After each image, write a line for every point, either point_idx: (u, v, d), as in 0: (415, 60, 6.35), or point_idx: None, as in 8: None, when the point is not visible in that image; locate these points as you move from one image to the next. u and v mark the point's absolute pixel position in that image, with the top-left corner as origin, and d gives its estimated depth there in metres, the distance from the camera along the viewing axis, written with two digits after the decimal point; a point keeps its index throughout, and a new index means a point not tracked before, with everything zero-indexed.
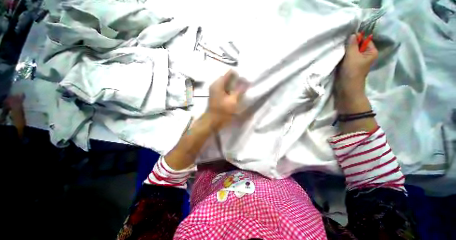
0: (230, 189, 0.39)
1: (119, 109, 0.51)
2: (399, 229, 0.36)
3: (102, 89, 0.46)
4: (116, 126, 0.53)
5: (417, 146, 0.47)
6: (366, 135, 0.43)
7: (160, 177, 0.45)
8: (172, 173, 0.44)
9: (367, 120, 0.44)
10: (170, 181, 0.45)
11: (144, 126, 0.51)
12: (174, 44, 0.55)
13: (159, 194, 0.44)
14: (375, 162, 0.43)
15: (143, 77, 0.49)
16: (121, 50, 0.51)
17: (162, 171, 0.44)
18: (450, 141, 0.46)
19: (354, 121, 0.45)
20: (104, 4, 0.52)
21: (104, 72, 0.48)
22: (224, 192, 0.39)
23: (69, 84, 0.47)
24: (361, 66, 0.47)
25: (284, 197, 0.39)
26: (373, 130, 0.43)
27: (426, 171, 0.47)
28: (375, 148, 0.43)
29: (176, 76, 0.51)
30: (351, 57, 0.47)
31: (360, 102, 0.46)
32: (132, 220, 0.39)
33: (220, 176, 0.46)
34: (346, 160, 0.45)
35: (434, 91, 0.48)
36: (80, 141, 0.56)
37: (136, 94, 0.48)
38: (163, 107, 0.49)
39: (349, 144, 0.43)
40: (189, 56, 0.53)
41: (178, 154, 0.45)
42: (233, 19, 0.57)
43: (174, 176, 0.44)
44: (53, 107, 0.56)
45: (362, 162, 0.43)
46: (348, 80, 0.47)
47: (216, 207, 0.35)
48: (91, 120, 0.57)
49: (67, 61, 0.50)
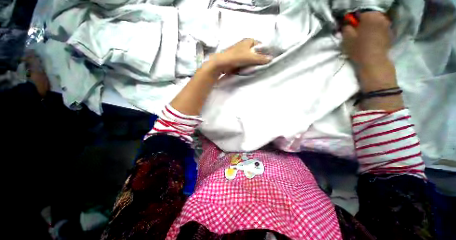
0: (238, 168, 0.37)
1: (128, 73, 0.48)
2: (415, 225, 0.29)
3: (110, 49, 0.43)
4: (126, 91, 0.51)
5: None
6: (383, 114, 0.34)
7: (167, 122, 0.41)
8: (180, 116, 0.41)
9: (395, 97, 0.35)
10: (177, 128, 0.41)
11: (154, 93, 0.48)
12: (186, 3, 0.49)
13: (165, 153, 0.39)
14: (392, 145, 0.34)
15: (151, 40, 0.44)
16: (128, 7, 0.46)
17: (168, 113, 0.41)
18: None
19: (381, 97, 0.35)
20: None
21: (111, 32, 0.45)
22: (232, 169, 0.37)
23: (76, 43, 0.44)
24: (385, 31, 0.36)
25: (296, 181, 0.36)
26: (393, 110, 0.34)
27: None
28: (399, 129, 0.34)
29: (186, 40, 0.46)
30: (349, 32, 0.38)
31: (389, 81, 0.36)
32: (134, 186, 0.36)
33: (228, 150, 0.43)
34: (364, 131, 0.36)
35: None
36: (92, 105, 0.56)
37: (145, 56, 0.44)
38: (172, 73, 0.45)
39: (367, 121, 0.35)
40: (201, 15, 0.46)
41: (191, 98, 0.42)
42: None
43: (181, 121, 0.41)
44: (65, 70, 0.55)
45: (378, 142, 0.35)
46: (371, 43, 0.36)
47: (224, 187, 0.32)
48: (102, 84, 0.56)
49: (74, 20, 0.47)
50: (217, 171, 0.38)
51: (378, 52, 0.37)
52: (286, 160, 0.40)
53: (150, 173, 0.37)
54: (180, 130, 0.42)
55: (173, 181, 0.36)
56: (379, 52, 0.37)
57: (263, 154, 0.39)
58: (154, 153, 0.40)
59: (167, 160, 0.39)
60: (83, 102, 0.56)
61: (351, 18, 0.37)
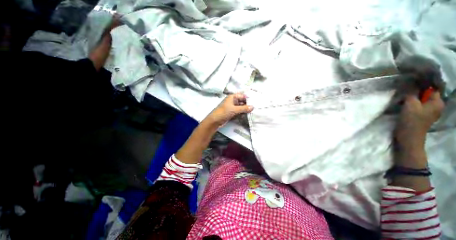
0: (258, 194, 0.43)
1: (183, 76, 0.53)
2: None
3: (179, 54, 0.49)
4: (173, 90, 0.56)
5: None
6: (414, 194, 0.40)
7: (170, 171, 0.52)
8: (182, 166, 0.51)
9: (421, 178, 0.40)
10: (179, 174, 0.51)
11: (198, 100, 0.54)
12: (252, 35, 0.55)
13: (167, 186, 0.49)
14: (419, 224, 0.39)
15: (215, 56, 0.51)
16: (204, 25, 0.53)
17: (173, 163, 0.51)
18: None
19: (414, 176, 0.40)
20: None
21: (186, 40, 0.51)
22: (253, 194, 0.44)
23: (153, 39, 0.50)
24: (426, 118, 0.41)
25: (306, 217, 0.43)
26: (422, 191, 0.39)
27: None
28: (424, 211, 0.39)
29: (243, 64, 0.52)
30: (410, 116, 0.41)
31: (420, 161, 0.41)
32: (148, 201, 0.47)
33: (243, 175, 0.52)
34: (394, 207, 0.41)
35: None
36: (136, 91, 0.60)
37: (207, 67, 0.50)
38: (222, 89, 0.51)
39: (399, 198, 0.40)
40: (261, 50, 0.53)
41: (192, 148, 0.51)
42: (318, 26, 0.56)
43: (184, 169, 0.51)
44: (122, 54, 0.58)
45: (406, 220, 0.40)
46: (419, 120, 0.41)
47: (249, 211, 0.39)
48: (153, 76, 0.61)
49: (154, 18, 0.53)
50: (239, 190, 0.45)
51: (418, 136, 0.41)
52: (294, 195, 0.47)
53: (160, 194, 0.48)
54: (183, 178, 0.51)
55: (178, 200, 0.48)
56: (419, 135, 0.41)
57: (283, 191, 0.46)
58: (161, 187, 0.49)
59: (172, 189, 0.49)
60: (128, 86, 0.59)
61: (424, 98, 0.40)
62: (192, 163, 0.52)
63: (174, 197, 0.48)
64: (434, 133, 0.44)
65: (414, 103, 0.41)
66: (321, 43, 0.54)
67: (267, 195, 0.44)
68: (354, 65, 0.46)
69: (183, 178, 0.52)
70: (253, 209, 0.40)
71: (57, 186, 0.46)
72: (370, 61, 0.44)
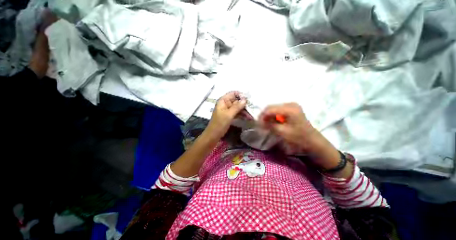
0: (240, 168, 0.37)
1: (138, 62, 0.45)
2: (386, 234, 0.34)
3: (126, 35, 0.41)
4: (130, 82, 0.48)
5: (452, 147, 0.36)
6: (344, 181, 0.36)
7: (164, 183, 0.39)
8: (176, 178, 0.38)
9: (345, 167, 0.36)
10: (171, 188, 0.39)
11: (160, 86, 0.47)
12: (206, 4, 0.49)
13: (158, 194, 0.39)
14: (367, 200, 0.37)
15: (171, 32, 0.44)
16: None
17: (166, 174, 0.39)
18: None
19: (340, 170, 0.36)
20: None
21: (133, 19, 0.43)
22: (234, 170, 0.37)
23: (92, 23, 0.41)
24: (302, 128, 0.36)
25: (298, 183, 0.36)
26: (350, 177, 0.35)
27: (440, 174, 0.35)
28: (358, 188, 0.36)
29: (204, 37, 0.46)
30: (309, 138, 0.36)
31: (335, 155, 0.36)
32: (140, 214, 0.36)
33: (228, 152, 0.43)
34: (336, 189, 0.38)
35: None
36: (89, 93, 0.50)
37: (163, 45, 0.43)
38: (187, 68, 0.44)
39: (334, 186, 0.37)
40: (221, 16, 0.47)
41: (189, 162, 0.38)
42: None
43: (177, 182, 0.38)
44: (62, 50, 0.49)
45: (356, 200, 0.37)
46: (300, 131, 0.36)
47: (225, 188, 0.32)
48: (104, 72, 0.50)
49: (89, 2, 0.45)
50: (219, 172, 0.38)
51: (309, 133, 0.36)
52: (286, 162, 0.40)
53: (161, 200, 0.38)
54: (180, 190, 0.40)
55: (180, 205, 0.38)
56: (313, 133, 0.36)
57: (265, 156, 0.39)
58: (157, 193, 0.39)
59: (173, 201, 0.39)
60: (78, 89, 0.50)
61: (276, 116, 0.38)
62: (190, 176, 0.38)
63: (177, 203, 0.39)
64: (396, 68, 0.42)
65: (276, 125, 0.38)
66: (275, 3, 0.50)
67: (249, 167, 0.37)
68: (295, 29, 0.47)
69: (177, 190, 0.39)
70: (232, 184, 0.33)
71: (41, 221, 0.52)
72: (306, 19, 0.45)
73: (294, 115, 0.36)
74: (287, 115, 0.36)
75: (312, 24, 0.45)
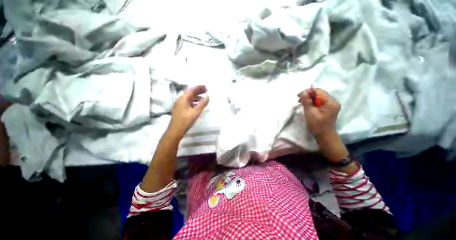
0: (220, 194, 0.41)
1: (98, 124, 0.45)
2: (387, 228, 0.37)
3: (80, 103, 0.43)
4: (95, 146, 0.47)
5: (395, 109, 0.45)
6: (346, 176, 0.42)
7: (138, 205, 0.42)
8: (148, 196, 0.41)
9: (349, 164, 0.42)
10: (149, 206, 0.42)
11: (128, 140, 0.46)
12: (153, 53, 0.52)
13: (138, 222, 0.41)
14: (368, 201, 0.41)
15: (124, 86, 0.45)
16: (97, 61, 0.47)
17: (138, 196, 0.42)
18: (407, 104, 0.45)
19: (346, 166, 0.42)
20: (74, 16, 0.48)
21: (88, 84, 0.45)
22: (215, 199, 0.40)
23: (44, 102, 0.43)
24: (325, 120, 0.41)
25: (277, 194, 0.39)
26: (353, 173, 0.41)
27: (395, 130, 0.44)
28: (359, 187, 0.41)
29: (159, 82, 0.48)
30: (321, 123, 0.41)
31: (339, 151, 0.42)
32: None
33: (213, 180, 0.48)
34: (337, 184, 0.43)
35: (388, 66, 0.46)
36: (54, 171, 0.49)
37: (119, 99, 0.44)
38: (146, 114, 0.45)
39: (338, 180, 0.43)
40: (169, 61, 0.50)
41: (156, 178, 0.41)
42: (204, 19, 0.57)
43: (153, 200, 0.41)
44: (18, 134, 0.47)
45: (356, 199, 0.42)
46: (320, 120, 0.40)
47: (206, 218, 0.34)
48: (65, 145, 0.50)
49: (38, 80, 0.44)
50: (202, 206, 0.41)
51: (331, 128, 0.42)
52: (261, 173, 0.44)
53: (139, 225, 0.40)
54: (155, 207, 0.42)
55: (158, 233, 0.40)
56: (331, 130, 0.42)
57: (242, 172, 0.45)
58: (139, 219, 0.41)
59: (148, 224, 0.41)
60: (44, 170, 0.49)
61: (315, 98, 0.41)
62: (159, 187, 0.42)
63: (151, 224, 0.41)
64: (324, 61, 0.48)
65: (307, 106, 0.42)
66: (213, 41, 0.53)
67: (228, 192, 0.40)
68: (232, 58, 0.50)
69: (157, 205, 0.43)
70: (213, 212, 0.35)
71: None
72: (237, 50, 0.49)
73: (330, 106, 0.41)
74: (324, 103, 0.41)
75: (243, 53, 0.48)
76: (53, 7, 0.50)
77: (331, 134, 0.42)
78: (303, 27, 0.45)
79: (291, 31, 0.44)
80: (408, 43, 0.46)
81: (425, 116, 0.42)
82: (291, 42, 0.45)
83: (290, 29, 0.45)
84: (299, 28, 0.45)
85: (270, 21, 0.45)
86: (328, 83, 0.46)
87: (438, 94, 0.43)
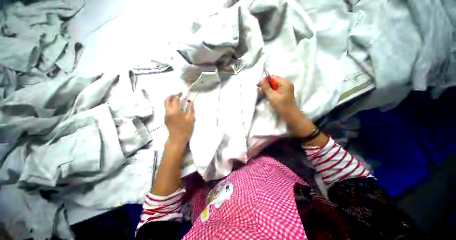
0: (211, 204, 0.39)
1: (82, 179, 0.47)
2: (370, 194, 0.34)
3: (58, 167, 0.45)
4: (87, 199, 0.49)
5: (353, 70, 0.45)
6: (319, 148, 0.43)
7: (153, 210, 0.43)
8: (160, 200, 0.42)
9: (317, 137, 0.43)
10: (161, 213, 0.43)
11: (114, 185, 0.48)
12: (113, 95, 0.53)
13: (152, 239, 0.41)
14: (345, 169, 0.42)
15: (92, 138, 0.47)
16: (63, 123, 0.50)
17: (151, 201, 0.43)
18: (362, 60, 0.44)
19: (313, 138, 0.42)
20: (29, 91, 0.51)
21: (60, 147, 0.47)
22: (207, 210, 0.39)
23: (28, 175, 0.46)
24: (286, 101, 0.40)
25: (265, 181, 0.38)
26: (323, 144, 0.42)
27: (363, 90, 0.44)
28: (336, 154, 0.42)
29: (124, 121, 0.49)
30: (283, 106, 0.40)
31: (307, 125, 0.42)
32: None
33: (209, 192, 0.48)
34: (316, 160, 0.44)
35: (326, 33, 0.46)
36: (62, 232, 0.51)
37: (90, 151, 0.46)
38: (122, 156, 0.46)
39: (314, 154, 0.43)
40: (127, 98, 0.51)
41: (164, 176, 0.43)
42: (148, 47, 0.58)
43: (165, 203, 0.43)
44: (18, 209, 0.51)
45: (336, 169, 0.42)
46: (282, 103, 0.40)
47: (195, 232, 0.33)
48: (64, 206, 0.52)
49: (19, 157, 0.49)
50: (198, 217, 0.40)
51: (293, 107, 0.41)
52: (249, 167, 0.43)
53: None
54: (165, 212, 0.44)
55: None
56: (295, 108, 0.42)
57: (232, 176, 0.43)
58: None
59: None
60: (54, 234, 0.51)
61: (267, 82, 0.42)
62: (170, 190, 0.43)
63: None
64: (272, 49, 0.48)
65: (267, 91, 0.42)
66: (161, 65, 0.54)
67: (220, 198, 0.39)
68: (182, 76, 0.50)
69: (165, 212, 0.44)
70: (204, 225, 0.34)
71: None
72: (179, 69, 0.48)
73: (283, 88, 0.41)
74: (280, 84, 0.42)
75: (184, 71, 0.48)
76: (13, 88, 0.56)
77: (291, 115, 0.41)
78: (231, 29, 0.43)
79: (218, 37, 0.42)
80: (340, 5, 0.48)
81: (385, 67, 0.42)
82: (224, 47, 0.43)
83: (219, 35, 0.43)
84: (227, 31, 0.43)
85: (196, 35, 0.44)
86: (281, 67, 0.45)
87: (390, 39, 0.43)
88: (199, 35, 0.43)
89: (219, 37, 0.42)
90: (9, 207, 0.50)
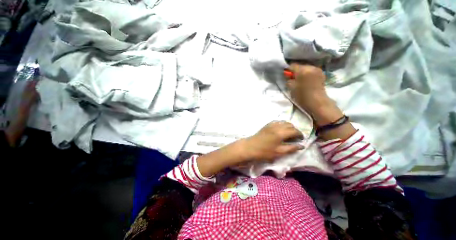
0: (233, 191, 0.43)
1: (126, 110, 0.50)
2: (397, 230, 0.40)
3: (112, 90, 0.47)
4: (121, 127, 0.52)
5: (434, 147, 0.48)
6: (349, 156, 0.42)
7: (186, 176, 0.47)
8: (199, 176, 0.46)
9: (343, 126, 0.43)
10: (191, 183, 0.47)
11: (150, 128, 0.51)
12: (182, 49, 0.55)
13: (177, 193, 0.49)
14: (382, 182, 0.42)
15: (153, 80, 0.49)
16: (130, 52, 0.52)
17: (192, 171, 0.46)
18: (448, 142, 0.47)
19: (335, 128, 0.44)
20: (112, 7, 0.53)
21: (120, 72, 0.50)
22: (227, 192, 0.43)
23: (79, 84, 0.47)
24: (315, 98, 0.46)
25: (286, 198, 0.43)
26: (357, 151, 0.42)
27: (431, 172, 0.47)
28: (378, 172, 0.42)
29: (184, 79, 0.52)
30: (315, 102, 0.45)
31: (333, 115, 0.44)
32: (150, 216, 0.44)
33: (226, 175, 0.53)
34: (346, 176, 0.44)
35: (436, 96, 0.46)
36: (82, 142, 0.55)
37: (147, 90, 0.49)
38: (171, 108, 0.50)
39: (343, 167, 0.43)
40: (196, 60, 0.53)
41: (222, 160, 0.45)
42: (236, 18, 0.59)
43: (198, 179, 0.46)
44: (55, 104, 0.55)
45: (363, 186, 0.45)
46: (313, 98, 0.46)
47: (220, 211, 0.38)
48: (95, 121, 0.55)
49: (76, 61, 0.51)
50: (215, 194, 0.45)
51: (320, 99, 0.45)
52: (277, 180, 0.47)
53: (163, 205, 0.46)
54: (194, 186, 0.48)
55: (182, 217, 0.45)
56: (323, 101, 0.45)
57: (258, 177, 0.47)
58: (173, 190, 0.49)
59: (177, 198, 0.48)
60: (72, 140, 0.55)
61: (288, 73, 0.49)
62: (208, 173, 0.45)
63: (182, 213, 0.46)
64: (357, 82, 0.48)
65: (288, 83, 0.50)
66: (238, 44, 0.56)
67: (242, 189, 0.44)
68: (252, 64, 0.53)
69: (191, 185, 0.48)
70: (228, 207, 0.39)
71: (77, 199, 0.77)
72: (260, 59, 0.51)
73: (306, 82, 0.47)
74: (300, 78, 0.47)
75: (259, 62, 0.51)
76: None
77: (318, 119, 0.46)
78: (341, 38, 0.46)
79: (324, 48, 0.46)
80: None
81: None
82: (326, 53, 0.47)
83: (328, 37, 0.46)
84: (336, 40, 0.46)
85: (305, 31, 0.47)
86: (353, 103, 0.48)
87: None
88: (310, 32, 0.47)
89: (329, 41, 0.46)
90: (44, 98, 0.55)
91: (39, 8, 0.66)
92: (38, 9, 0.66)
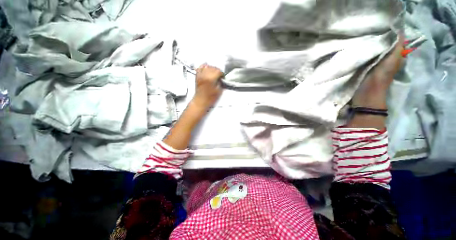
0: (223, 195, 0.40)
1: (99, 134, 0.48)
2: (386, 223, 0.35)
3: (78, 116, 0.44)
4: (98, 152, 0.50)
5: (414, 130, 0.46)
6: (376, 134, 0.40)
7: (161, 159, 0.45)
8: (174, 153, 0.44)
9: (380, 116, 0.41)
10: (169, 164, 0.45)
11: (127, 149, 0.49)
12: (151, 61, 0.52)
13: (154, 191, 0.42)
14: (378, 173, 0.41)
15: (121, 99, 0.46)
16: (95, 72, 0.49)
17: (162, 150, 0.44)
18: (427, 124, 0.45)
19: (372, 114, 0.41)
20: (71, 27, 0.49)
21: (86, 96, 0.46)
22: (218, 198, 0.39)
23: (43, 116, 0.44)
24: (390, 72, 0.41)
25: (273, 196, 0.39)
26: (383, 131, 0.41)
27: (414, 155, 0.46)
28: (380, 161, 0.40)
29: (156, 93, 0.49)
30: (376, 76, 0.42)
31: (380, 102, 0.42)
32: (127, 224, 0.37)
33: (214, 184, 0.50)
34: (345, 161, 0.41)
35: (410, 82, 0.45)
36: (62, 173, 0.52)
37: (116, 110, 0.45)
38: (145, 126, 0.46)
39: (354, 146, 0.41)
40: (166, 70, 0.50)
41: (178, 134, 0.45)
42: (205, 19, 0.56)
43: (174, 155, 0.44)
44: (26, 138, 0.51)
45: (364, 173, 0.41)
46: (386, 72, 0.41)
47: (208, 215, 0.35)
48: (72, 149, 0.52)
49: (38, 92, 0.47)
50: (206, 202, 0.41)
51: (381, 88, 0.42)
52: (269, 180, 0.45)
53: (143, 209, 0.39)
54: (171, 165, 0.45)
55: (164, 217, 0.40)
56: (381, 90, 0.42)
57: (246, 179, 0.45)
58: (146, 190, 0.42)
59: (160, 196, 0.42)
60: (52, 171, 0.52)
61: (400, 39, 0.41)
62: (181, 149, 0.44)
63: (161, 214, 0.40)
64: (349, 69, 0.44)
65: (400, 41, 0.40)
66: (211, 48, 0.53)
67: (231, 192, 0.40)
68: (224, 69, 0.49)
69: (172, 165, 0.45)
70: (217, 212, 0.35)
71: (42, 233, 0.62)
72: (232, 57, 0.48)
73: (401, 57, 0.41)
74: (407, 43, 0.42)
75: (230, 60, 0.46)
76: (52, 16, 0.54)
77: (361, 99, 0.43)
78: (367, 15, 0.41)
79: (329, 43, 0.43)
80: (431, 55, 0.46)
81: (445, 142, 0.43)
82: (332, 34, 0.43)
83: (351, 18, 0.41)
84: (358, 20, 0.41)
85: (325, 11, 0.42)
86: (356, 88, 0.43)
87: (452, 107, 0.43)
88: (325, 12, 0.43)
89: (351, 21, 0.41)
90: (16, 133, 0.51)
91: (6, 31, 0.58)
92: (4, 33, 0.58)
